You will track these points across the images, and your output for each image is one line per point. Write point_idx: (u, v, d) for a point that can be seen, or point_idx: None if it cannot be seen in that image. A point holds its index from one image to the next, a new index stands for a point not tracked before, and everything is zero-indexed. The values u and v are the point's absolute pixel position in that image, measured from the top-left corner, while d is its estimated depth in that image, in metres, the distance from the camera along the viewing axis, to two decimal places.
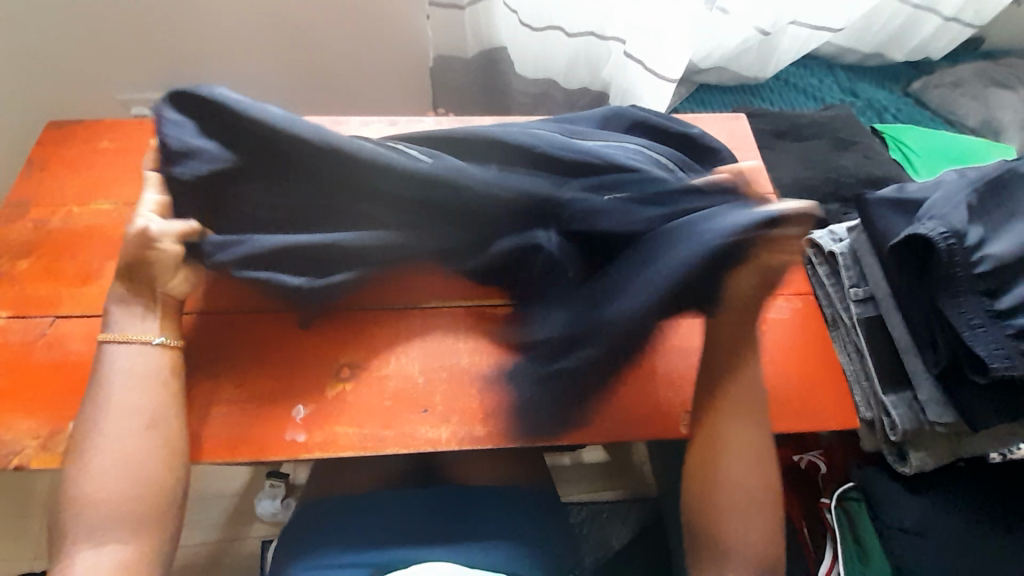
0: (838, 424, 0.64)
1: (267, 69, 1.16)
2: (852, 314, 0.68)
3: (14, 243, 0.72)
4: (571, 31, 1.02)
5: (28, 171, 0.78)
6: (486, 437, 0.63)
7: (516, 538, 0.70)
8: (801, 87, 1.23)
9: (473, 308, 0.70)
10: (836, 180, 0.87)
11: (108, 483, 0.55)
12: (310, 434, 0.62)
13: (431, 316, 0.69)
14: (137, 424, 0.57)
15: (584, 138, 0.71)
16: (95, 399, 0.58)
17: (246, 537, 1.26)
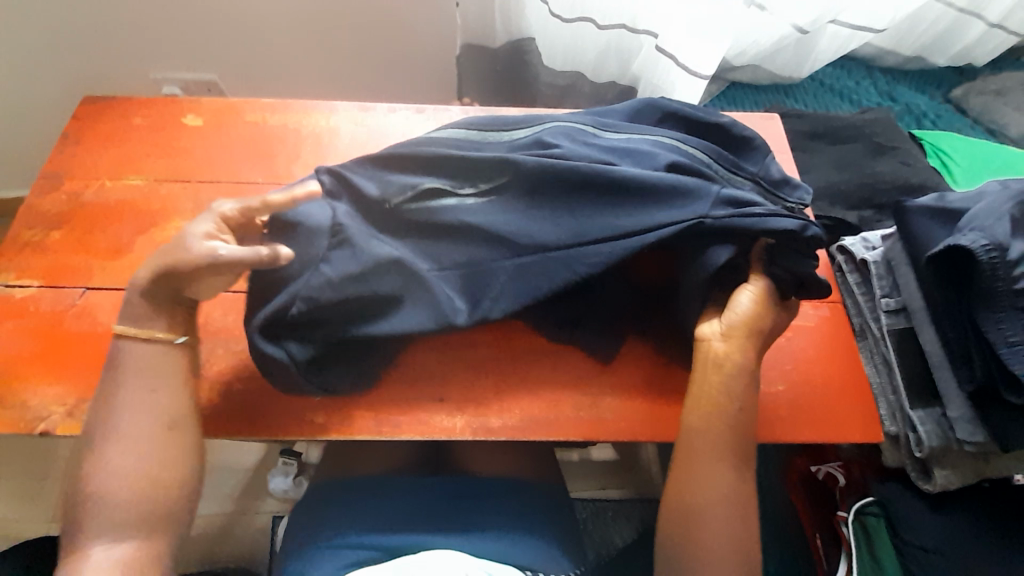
0: (861, 435, 0.63)
1: (297, 52, 1.16)
2: (882, 325, 0.66)
3: (49, 214, 0.74)
4: (604, 24, 1.00)
5: (64, 144, 0.80)
6: (499, 429, 0.62)
7: (524, 530, 0.70)
8: (837, 89, 1.20)
9: None
10: (871, 186, 0.84)
11: (115, 488, 0.56)
12: (327, 416, 0.63)
13: None
14: (154, 423, 0.58)
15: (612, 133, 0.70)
16: (109, 397, 0.58)
17: (258, 512, 1.29)
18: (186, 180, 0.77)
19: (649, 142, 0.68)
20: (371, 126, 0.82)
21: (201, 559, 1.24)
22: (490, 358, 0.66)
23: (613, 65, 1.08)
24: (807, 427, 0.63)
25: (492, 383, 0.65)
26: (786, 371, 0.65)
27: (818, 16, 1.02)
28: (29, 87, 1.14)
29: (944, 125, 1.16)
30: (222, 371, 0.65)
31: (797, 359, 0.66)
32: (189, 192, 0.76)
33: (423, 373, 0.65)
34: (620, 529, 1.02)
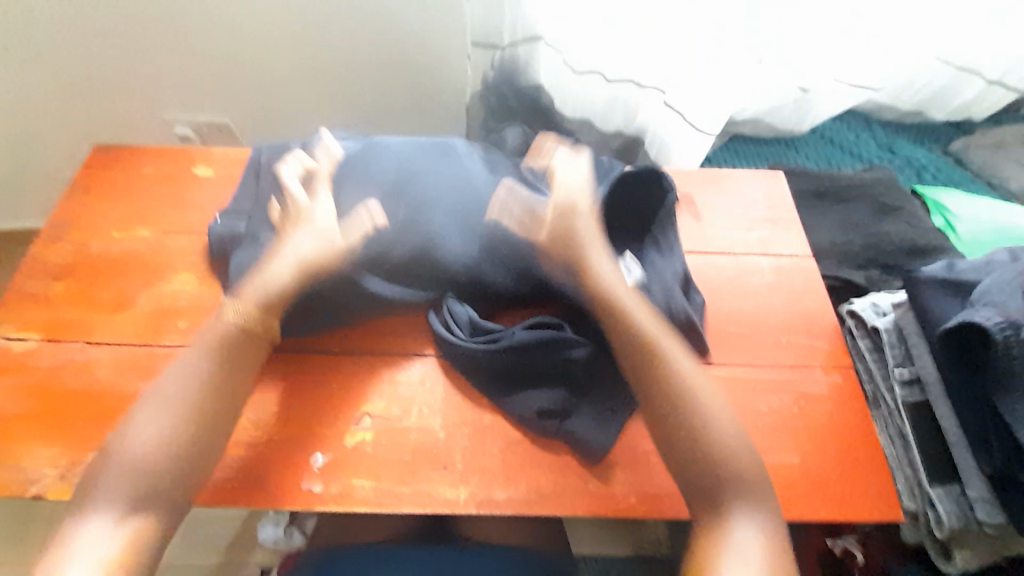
0: (878, 513, 0.60)
1: (306, 97, 1.18)
2: (897, 396, 0.65)
3: (55, 265, 0.74)
4: (611, 77, 1.03)
5: (73, 194, 0.80)
6: (505, 502, 0.60)
7: None
8: (838, 142, 1.21)
9: None
10: (877, 246, 0.84)
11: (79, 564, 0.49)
12: (327, 485, 0.60)
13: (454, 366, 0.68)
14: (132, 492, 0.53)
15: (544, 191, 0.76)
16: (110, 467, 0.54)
17: (247, 563, 1.24)
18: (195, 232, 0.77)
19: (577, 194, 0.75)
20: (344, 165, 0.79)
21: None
22: (495, 424, 0.64)
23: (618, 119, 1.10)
24: (821, 504, 0.60)
25: (495, 454, 0.63)
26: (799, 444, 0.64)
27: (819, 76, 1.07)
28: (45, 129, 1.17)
29: (943, 179, 1.17)
30: None
31: (811, 429, 0.64)
32: (197, 243, 0.76)
33: (416, 450, 0.63)
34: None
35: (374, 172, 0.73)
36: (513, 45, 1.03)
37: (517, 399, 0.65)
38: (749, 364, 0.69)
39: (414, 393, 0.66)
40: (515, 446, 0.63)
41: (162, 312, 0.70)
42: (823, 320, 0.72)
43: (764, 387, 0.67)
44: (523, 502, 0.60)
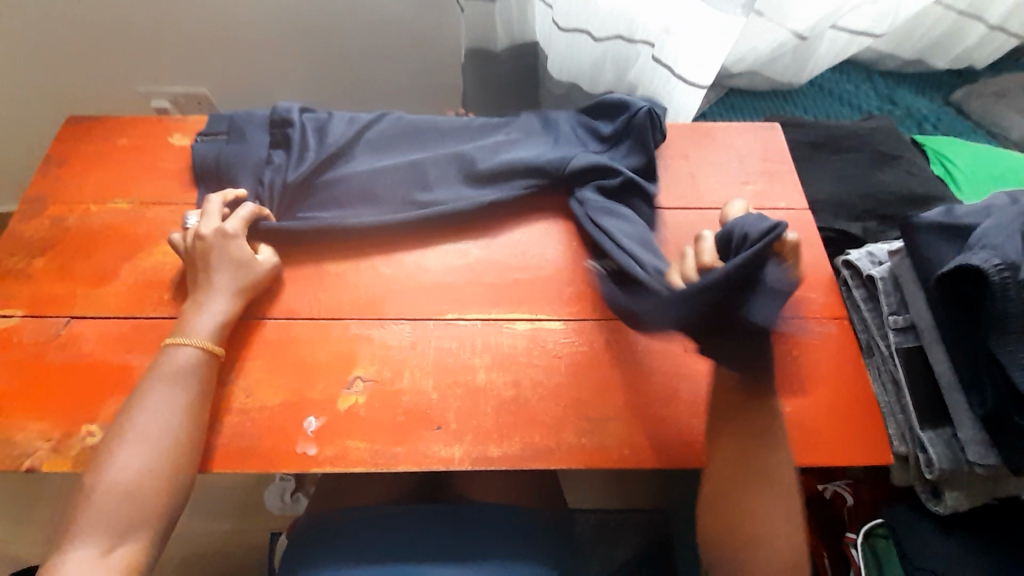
0: (871, 458, 0.61)
1: (283, 61, 1.14)
2: (890, 343, 0.64)
3: (32, 239, 0.72)
4: (599, 35, 0.99)
5: (46, 167, 0.77)
6: (499, 459, 0.61)
7: (523, 557, 0.68)
8: (836, 93, 1.18)
9: (490, 322, 0.68)
10: (874, 197, 0.82)
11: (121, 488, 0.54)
12: (322, 448, 0.61)
13: (448, 326, 0.67)
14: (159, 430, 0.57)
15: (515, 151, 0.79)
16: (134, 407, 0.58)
17: (255, 530, 1.27)
18: (174, 201, 0.75)
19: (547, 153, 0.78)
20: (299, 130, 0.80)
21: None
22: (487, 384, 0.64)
23: (609, 76, 1.05)
24: (812, 449, 0.61)
25: (490, 413, 0.63)
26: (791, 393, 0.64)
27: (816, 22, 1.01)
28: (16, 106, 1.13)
29: (944, 129, 1.14)
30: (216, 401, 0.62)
31: (805, 380, 0.64)
32: (177, 213, 0.74)
33: (411, 411, 0.63)
34: (623, 543, 1.01)
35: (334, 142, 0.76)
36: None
37: (510, 354, 0.66)
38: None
39: (405, 356, 0.65)
40: (511, 404, 0.63)
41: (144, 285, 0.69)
42: (817, 272, 0.71)
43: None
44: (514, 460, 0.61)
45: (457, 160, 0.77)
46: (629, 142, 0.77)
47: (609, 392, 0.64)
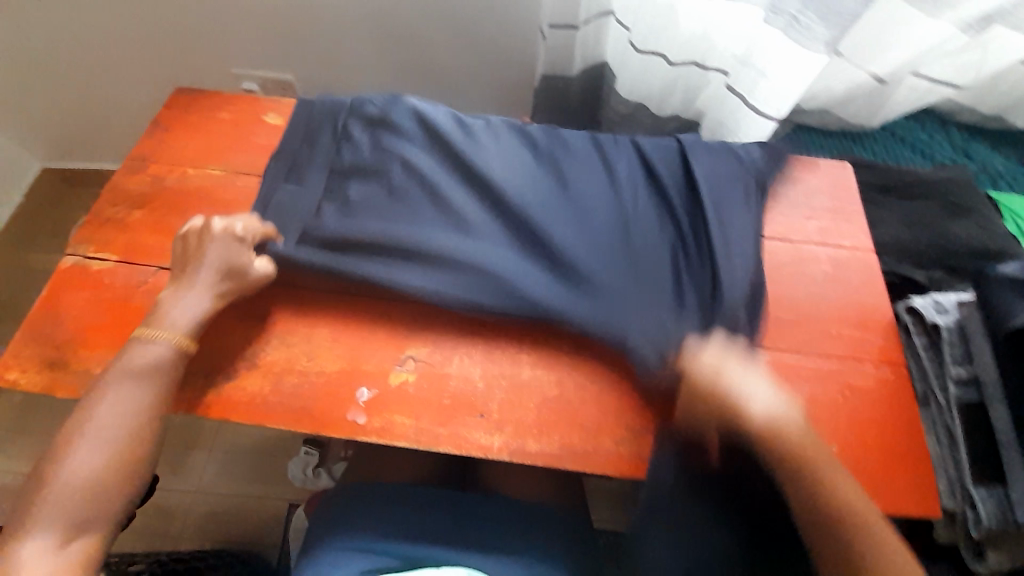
0: (918, 511, 0.59)
1: (368, 54, 1.22)
2: (950, 395, 0.63)
3: (134, 193, 0.79)
4: (674, 60, 1.01)
5: (154, 130, 0.85)
6: (536, 454, 0.62)
7: (541, 557, 0.69)
8: (909, 141, 1.16)
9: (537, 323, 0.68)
10: (943, 247, 0.80)
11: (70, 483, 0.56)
12: (370, 419, 0.63)
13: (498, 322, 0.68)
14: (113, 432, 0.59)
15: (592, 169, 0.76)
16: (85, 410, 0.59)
17: (275, 499, 1.33)
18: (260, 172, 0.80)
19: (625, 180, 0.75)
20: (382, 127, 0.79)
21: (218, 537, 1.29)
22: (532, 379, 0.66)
23: (677, 99, 1.09)
24: None
25: (530, 408, 0.64)
26: (838, 433, 0.63)
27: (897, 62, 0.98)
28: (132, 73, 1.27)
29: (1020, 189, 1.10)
30: (276, 360, 0.67)
31: (855, 421, 0.63)
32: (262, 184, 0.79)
33: (459, 395, 0.65)
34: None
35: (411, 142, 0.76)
36: (585, 25, 1.05)
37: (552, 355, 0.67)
38: (795, 351, 0.67)
39: (456, 344, 0.68)
40: (556, 404, 0.65)
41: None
42: (878, 315, 0.70)
43: (808, 375, 0.66)
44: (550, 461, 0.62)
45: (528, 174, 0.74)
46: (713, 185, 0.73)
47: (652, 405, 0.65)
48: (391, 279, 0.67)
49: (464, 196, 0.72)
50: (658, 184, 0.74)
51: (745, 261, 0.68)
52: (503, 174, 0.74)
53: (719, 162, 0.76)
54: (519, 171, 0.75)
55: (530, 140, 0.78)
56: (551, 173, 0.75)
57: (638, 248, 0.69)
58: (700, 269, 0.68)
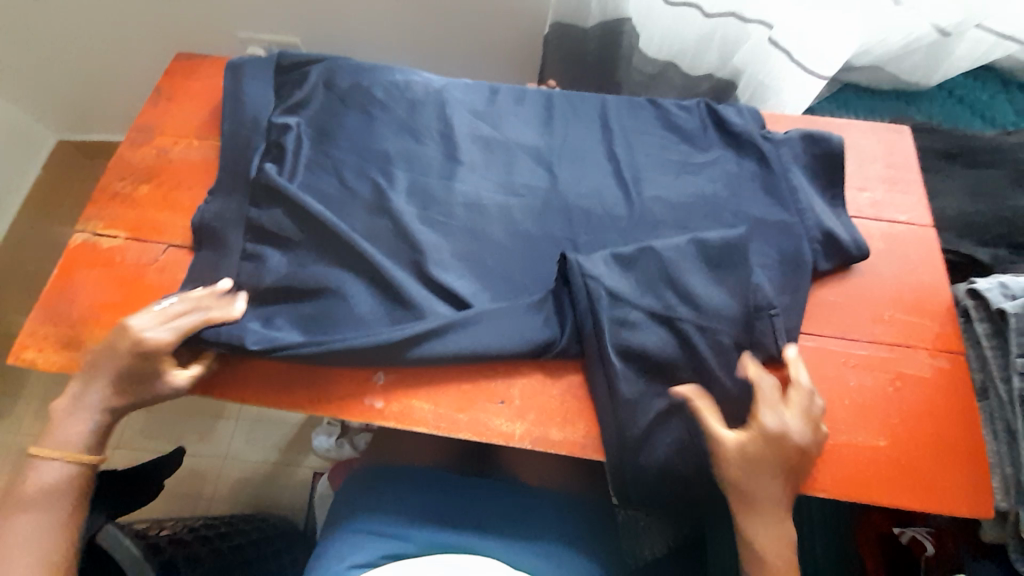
0: (971, 509, 0.55)
1: (378, 6, 1.08)
2: (1011, 388, 0.58)
3: (139, 167, 0.76)
4: (711, 12, 0.94)
5: (156, 99, 0.82)
6: (561, 442, 0.60)
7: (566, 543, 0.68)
8: (968, 101, 1.06)
9: None
10: (1011, 221, 0.73)
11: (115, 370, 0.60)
12: (517, 425, 0.60)
13: None
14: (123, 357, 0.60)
15: (584, 154, 0.72)
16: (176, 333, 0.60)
17: (300, 465, 1.13)
18: (223, 131, 0.71)
19: (620, 160, 0.71)
20: (385, 155, 0.70)
21: (247, 504, 1.10)
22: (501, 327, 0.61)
23: (712, 57, 1.01)
24: (893, 486, 0.56)
25: (592, 381, 0.62)
26: (883, 423, 0.58)
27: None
28: (128, 36, 1.14)
29: None
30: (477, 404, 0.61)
31: (904, 412, 0.59)
32: (248, 152, 0.70)
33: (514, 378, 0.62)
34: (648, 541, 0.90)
35: (385, 145, 0.71)
36: None
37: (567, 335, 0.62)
38: (826, 333, 0.62)
39: None
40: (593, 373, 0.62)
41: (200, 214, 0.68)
42: (935, 297, 0.64)
43: (836, 358, 0.61)
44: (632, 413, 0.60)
45: (526, 166, 0.71)
46: (710, 167, 0.70)
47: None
48: (355, 229, 0.66)
49: (428, 148, 0.71)
50: (616, 124, 0.74)
51: (704, 199, 0.68)
52: (488, 141, 0.73)
53: (709, 141, 0.72)
54: (472, 125, 0.73)
55: (475, 95, 0.76)
56: (543, 164, 0.71)
57: (604, 192, 0.69)
58: (674, 201, 0.68)
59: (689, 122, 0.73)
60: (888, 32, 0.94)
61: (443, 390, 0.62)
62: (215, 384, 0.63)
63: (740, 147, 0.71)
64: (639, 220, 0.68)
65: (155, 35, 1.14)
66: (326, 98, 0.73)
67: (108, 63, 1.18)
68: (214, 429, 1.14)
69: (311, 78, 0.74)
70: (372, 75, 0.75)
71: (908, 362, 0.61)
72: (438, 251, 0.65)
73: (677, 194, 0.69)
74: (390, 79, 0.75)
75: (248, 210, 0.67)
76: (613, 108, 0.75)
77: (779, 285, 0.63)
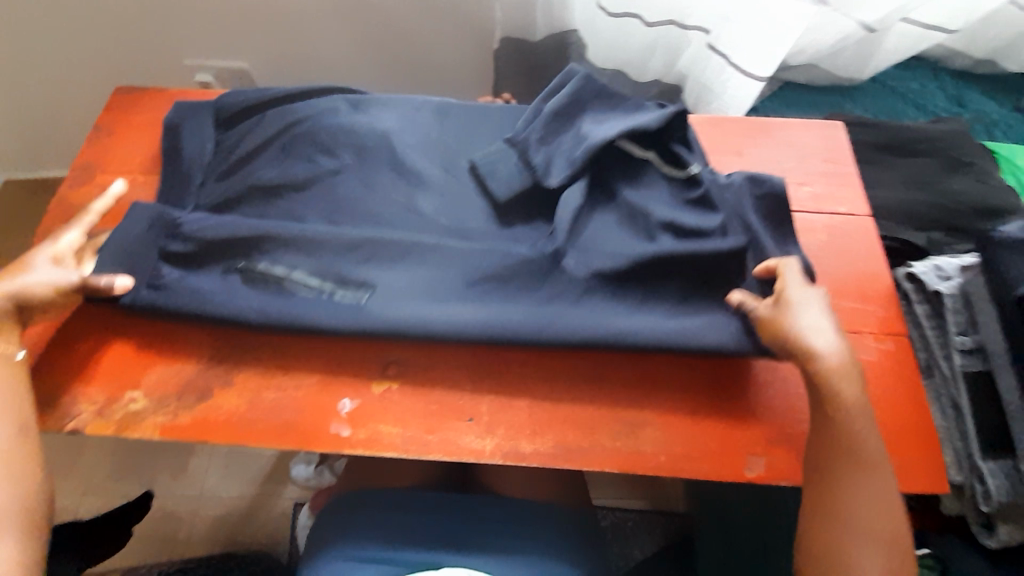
0: (928, 484, 0.57)
1: (328, 29, 1.09)
2: (954, 365, 0.61)
3: (83, 207, 0.74)
4: (651, 21, 0.97)
5: (98, 136, 0.80)
6: (532, 454, 0.60)
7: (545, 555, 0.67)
8: (900, 92, 1.11)
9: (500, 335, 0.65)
10: (942, 205, 0.77)
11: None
12: (487, 441, 0.60)
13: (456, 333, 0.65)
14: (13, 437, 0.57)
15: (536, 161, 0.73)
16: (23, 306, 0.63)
17: (279, 497, 1.09)
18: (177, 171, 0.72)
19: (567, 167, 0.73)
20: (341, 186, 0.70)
21: (225, 545, 1.06)
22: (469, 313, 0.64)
23: (658, 64, 1.04)
24: None
25: (559, 391, 0.63)
26: None
27: (969, 17, 1.00)
28: (70, 73, 1.11)
29: (1017, 136, 1.06)
30: (443, 424, 0.61)
31: None
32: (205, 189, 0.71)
33: (483, 393, 0.63)
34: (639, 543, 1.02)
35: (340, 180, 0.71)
36: None
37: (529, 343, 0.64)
38: None
39: (437, 348, 0.65)
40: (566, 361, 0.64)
41: (139, 233, 0.66)
42: (877, 284, 0.67)
43: None
44: (597, 421, 0.61)
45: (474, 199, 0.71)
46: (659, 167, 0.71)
47: (626, 394, 0.63)
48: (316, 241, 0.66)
49: (380, 195, 0.70)
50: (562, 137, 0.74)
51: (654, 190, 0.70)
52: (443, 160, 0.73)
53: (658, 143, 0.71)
54: (428, 142, 0.75)
55: (423, 132, 0.76)
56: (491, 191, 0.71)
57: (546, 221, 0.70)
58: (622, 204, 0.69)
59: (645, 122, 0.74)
60: (819, 31, 0.99)
61: (409, 413, 0.62)
62: (175, 426, 0.61)
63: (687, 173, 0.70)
64: (585, 256, 0.66)
65: (96, 69, 1.11)
66: (273, 125, 0.73)
67: (47, 99, 1.14)
68: (185, 469, 1.10)
69: (250, 126, 0.74)
70: (323, 102, 0.75)
71: (855, 348, 0.64)
72: (389, 288, 0.64)
73: (619, 232, 0.68)
74: (342, 106, 0.75)
75: (181, 266, 0.66)
76: (572, 116, 0.73)
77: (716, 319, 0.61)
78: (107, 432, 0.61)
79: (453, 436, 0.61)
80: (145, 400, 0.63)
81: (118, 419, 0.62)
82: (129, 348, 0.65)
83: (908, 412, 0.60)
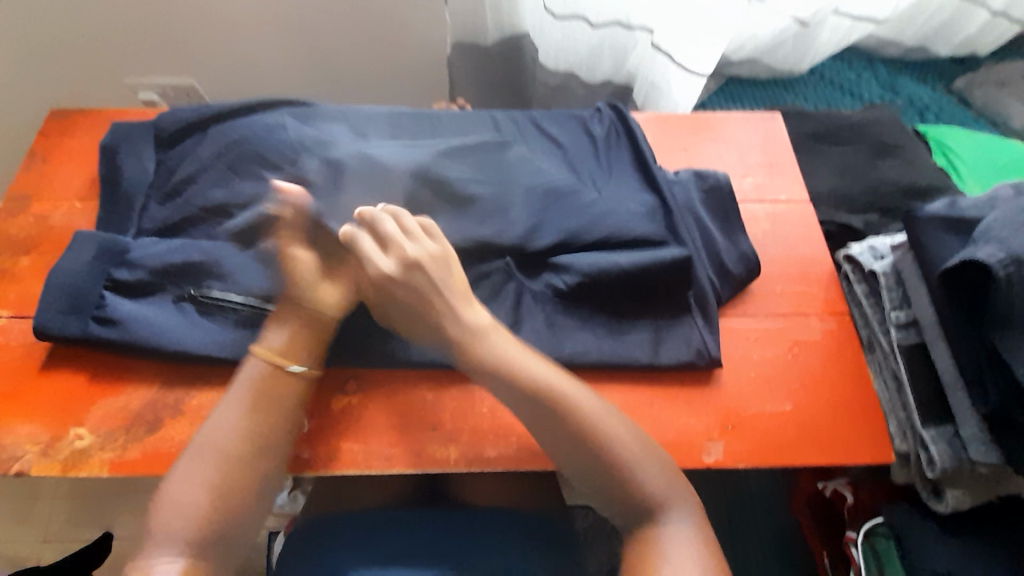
0: (872, 456, 0.60)
1: (274, 43, 1.07)
2: (892, 340, 0.64)
3: (16, 239, 0.71)
4: (597, 22, 0.98)
5: (30, 163, 0.76)
6: (497, 458, 0.60)
7: None
8: (837, 82, 1.17)
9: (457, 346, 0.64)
10: (877, 189, 0.81)
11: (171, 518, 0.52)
12: (451, 449, 0.60)
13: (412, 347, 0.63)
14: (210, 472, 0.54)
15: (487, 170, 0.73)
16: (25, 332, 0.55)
17: None
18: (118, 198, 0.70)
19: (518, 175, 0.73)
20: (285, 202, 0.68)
21: None
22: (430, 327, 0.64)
23: (607, 65, 1.06)
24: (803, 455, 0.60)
25: None
26: (787, 393, 0.63)
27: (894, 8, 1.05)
28: None
29: (946, 119, 1.12)
30: (405, 436, 0.61)
31: (804, 376, 0.63)
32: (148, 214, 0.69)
33: (444, 402, 0.62)
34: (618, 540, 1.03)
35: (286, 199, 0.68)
36: None
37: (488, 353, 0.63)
38: (727, 313, 0.67)
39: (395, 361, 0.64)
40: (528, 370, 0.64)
41: (80, 263, 0.63)
42: (818, 267, 0.70)
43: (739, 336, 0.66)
44: None
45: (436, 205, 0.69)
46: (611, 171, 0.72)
47: None
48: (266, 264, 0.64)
49: None
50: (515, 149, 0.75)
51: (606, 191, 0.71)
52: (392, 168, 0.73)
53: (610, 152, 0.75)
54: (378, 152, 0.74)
55: (373, 147, 0.75)
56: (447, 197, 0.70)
57: None
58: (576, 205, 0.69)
59: (598, 130, 0.77)
60: (757, 26, 1.03)
61: (370, 427, 0.61)
62: (126, 461, 0.59)
63: (642, 178, 0.72)
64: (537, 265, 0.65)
65: (28, 94, 1.07)
66: (215, 143, 0.71)
67: None
68: None
69: (190, 147, 0.72)
70: (266, 117, 0.73)
71: (800, 330, 0.66)
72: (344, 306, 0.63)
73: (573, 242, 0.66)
74: (290, 119, 0.74)
75: (131, 296, 0.63)
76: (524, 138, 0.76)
77: (676, 331, 0.64)
78: (52, 472, 0.59)
79: (416, 447, 0.60)
80: (93, 436, 0.60)
81: (64, 458, 0.59)
82: (75, 383, 0.63)
83: (852, 388, 0.63)
